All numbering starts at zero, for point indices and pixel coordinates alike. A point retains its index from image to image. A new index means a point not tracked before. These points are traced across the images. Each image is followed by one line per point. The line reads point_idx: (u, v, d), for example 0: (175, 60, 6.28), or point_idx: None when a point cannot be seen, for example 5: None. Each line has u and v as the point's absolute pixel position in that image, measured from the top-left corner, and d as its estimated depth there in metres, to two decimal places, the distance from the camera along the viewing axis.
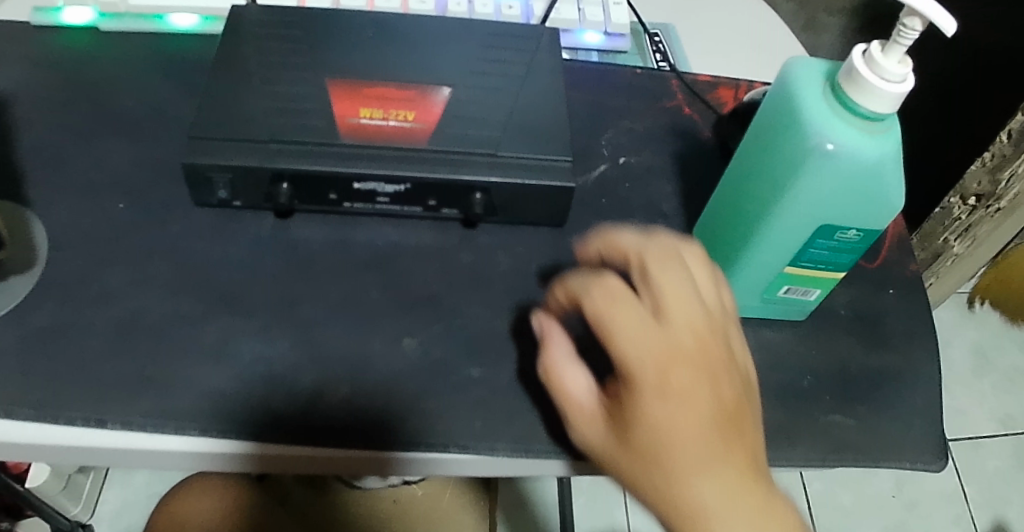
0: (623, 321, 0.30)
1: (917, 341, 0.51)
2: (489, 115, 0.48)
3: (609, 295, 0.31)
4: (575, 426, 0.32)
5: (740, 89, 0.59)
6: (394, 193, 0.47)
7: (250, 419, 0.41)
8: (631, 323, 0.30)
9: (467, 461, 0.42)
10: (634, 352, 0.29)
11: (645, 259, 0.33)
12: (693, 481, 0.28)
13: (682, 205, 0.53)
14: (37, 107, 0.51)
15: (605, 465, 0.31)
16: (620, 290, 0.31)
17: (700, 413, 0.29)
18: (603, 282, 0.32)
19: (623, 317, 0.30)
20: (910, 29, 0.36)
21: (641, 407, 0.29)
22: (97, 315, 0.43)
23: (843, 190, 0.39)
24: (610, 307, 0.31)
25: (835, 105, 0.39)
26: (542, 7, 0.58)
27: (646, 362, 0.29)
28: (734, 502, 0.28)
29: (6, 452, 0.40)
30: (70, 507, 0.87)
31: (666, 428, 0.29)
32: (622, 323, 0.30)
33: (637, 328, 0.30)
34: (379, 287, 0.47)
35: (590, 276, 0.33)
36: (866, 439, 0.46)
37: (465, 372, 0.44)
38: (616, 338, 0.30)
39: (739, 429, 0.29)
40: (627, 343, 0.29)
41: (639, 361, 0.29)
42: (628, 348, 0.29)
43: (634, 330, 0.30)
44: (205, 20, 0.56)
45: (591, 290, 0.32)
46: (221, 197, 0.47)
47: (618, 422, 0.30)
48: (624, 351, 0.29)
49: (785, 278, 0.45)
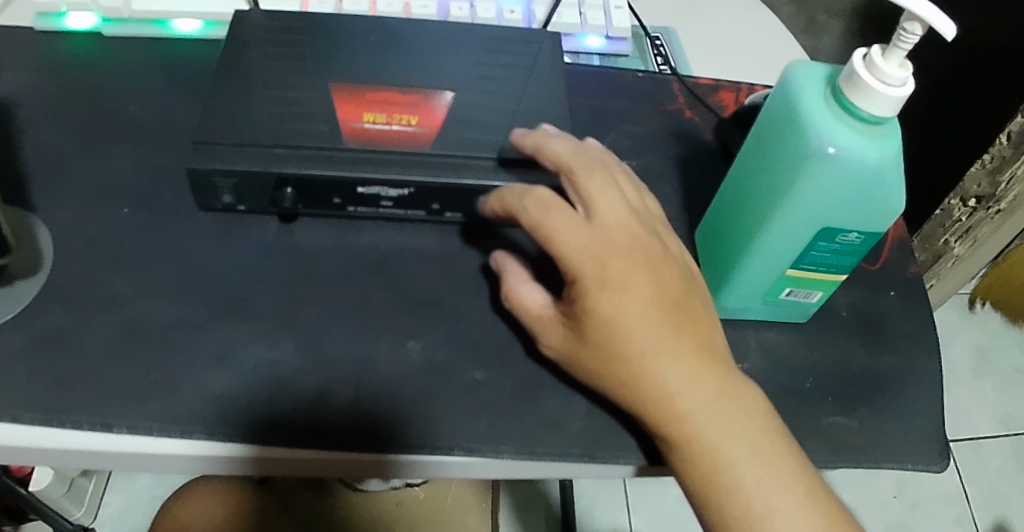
0: (556, 230, 0.39)
1: (918, 342, 0.51)
2: (492, 119, 0.48)
3: (542, 207, 0.40)
4: (541, 329, 0.41)
5: (741, 92, 0.60)
6: (398, 197, 0.47)
7: (257, 422, 0.41)
8: (563, 230, 0.39)
9: (472, 465, 0.42)
10: (569, 255, 0.38)
11: (570, 169, 0.42)
12: (646, 363, 0.37)
13: (684, 208, 0.53)
14: (41, 113, 0.51)
15: (574, 354, 0.40)
16: (551, 199, 0.40)
17: (635, 299, 0.37)
18: (534, 196, 0.41)
19: (562, 223, 0.39)
20: (910, 33, 0.36)
21: (588, 303, 0.38)
22: (102, 320, 0.43)
23: (844, 194, 0.40)
24: (547, 214, 0.39)
25: (836, 110, 0.39)
26: (544, 10, 0.58)
27: (581, 261, 0.38)
28: (682, 362, 0.37)
29: (12, 457, 0.41)
30: (73, 511, 0.87)
31: (612, 316, 0.37)
32: (557, 231, 0.39)
33: (569, 234, 0.38)
34: (382, 290, 0.47)
35: (527, 192, 0.41)
36: (868, 441, 0.46)
37: (469, 375, 0.44)
38: (556, 245, 0.38)
39: (672, 300, 0.38)
40: (564, 249, 0.38)
41: (575, 262, 0.38)
42: (565, 251, 0.38)
43: (567, 238, 0.38)
44: (208, 25, 0.57)
45: (529, 205, 0.40)
46: (225, 202, 0.47)
47: (573, 318, 0.39)
48: (563, 256, 0.38)
49: (787, 281, 0.45)
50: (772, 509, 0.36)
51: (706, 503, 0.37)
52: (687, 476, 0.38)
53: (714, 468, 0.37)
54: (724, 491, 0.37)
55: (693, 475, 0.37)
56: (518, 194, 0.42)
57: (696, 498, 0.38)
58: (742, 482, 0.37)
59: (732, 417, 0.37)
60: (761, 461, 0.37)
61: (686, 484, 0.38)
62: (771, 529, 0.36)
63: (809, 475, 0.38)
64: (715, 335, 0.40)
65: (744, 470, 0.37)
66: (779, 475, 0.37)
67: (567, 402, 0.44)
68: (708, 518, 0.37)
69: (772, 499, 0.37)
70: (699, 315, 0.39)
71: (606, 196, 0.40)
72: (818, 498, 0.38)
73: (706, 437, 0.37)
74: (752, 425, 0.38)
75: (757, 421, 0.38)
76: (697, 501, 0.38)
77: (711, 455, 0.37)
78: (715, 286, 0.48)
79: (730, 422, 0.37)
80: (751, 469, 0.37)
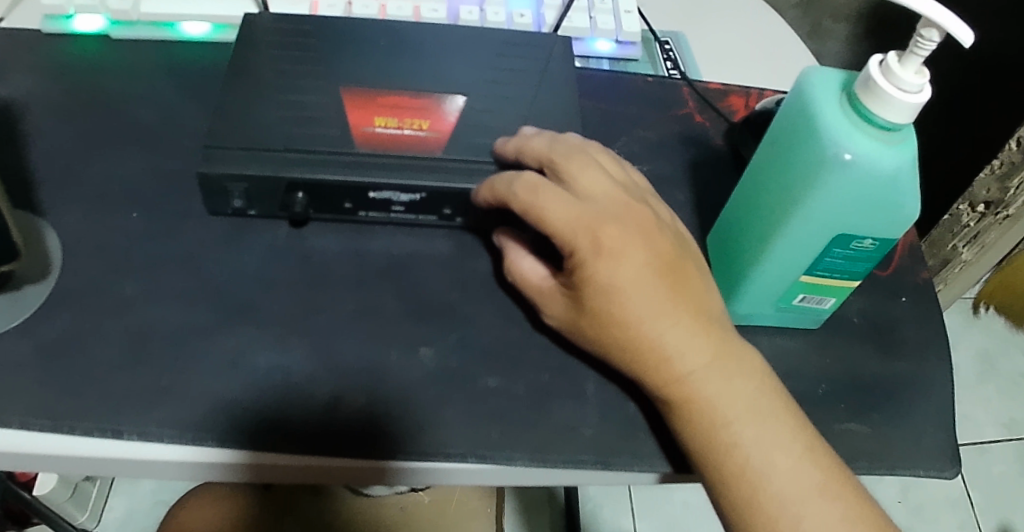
0: (547, 207, 0.40)
1: (930, 348, 0.51)
2: (504, 124, 0.48)
3: (530, 188, 0.41)
4: (547, 301, 0.43)
5: (751, 97, 0.60)
6: (410, 202, 0.47)
7: (267, 428, 0.40)
8: (554, 206, 0.40)
9: (485, 472, 0.42)
10: (563, 228, 0.39)
11: (552, 157, 0.43)
12: (644, 328, 0.39)
13: (695, 213, 0.53)
14: (49, 116, 0.51)
15: (577, 322, 0.41)
16: (538, 181, 0.41)
17: (630, 266, 0.39)
18: (522, 178, 0.41)
19: (553, 202, 0.40)
20: (927, 40, 0.36)
21: (585, 271, 0.39)
22: (112, 325, 0.43)
23: (859, 199, 0.39)
24: (537, 195, 0.40)
25: (852, 116, 0.39)
26: (554, 14, 0.58)
27: (576, 233, 0.39)
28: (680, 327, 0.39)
29: (21, 463, 0.40)
30: (76, 515, 0.87)
31: (609, 283, 0.39)
32: (548, 208, 0.40)
33: (561, 209, 0.40)
34: (394, 295, 0.47)
35: (513, 177, 0.42)
36: (883, 448, 0.46)
37: (482, 381, 0.44)
38: (548, 221, 0.40)
39: (666, 268, 0.40)
40: (557, 223, 0.40)
41: (569, 234, 0.39)
42: (557, 225, 0.40)
43: (559, 213, 0.40)
44: (217, 28, 0.56)
45: (516, 190, 0.41)
46: (236, 207, 0.47)
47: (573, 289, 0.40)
48: (557, 230, 0.40)
49: (800, 287, 0.45)
50: (773, 462, 0.38)
51: (708, 459, 0.39)
52: (688, 436, 0.39)
53: (713, 425, 0.38)
54: (724, 446, 0.38)
55: (695, 434, 0.39)
56: (505, 180, 0.42)
57: (699, 457, 0.39)
58: (741, 438, 0.38)
59: (729, 376, 0.39)
60: (760, 417, 0.39)
61: (687, 444, 0.40)
62: (773, 482, 0.38)
63: (807, 431, 0.40)
64: (710, 300, 0.42)
65: (743, 425, 0.38)
66: (777, 430, 0.39)
67: (580, 409, 0.44)
68: (711, 475, 0.39)
69: (773, 453, 0.38)
70: (693, 282, 0.41)
71: (594, 175, 0.42)
72: (819, 454, 0.39)
73: (704, 395, 0.39)
74: (748, 384, 0.39)
75: (754, 378, 0.40)
76: (700, 460, 0.39)
77: (710, 413, 0.39)
78: (728, 292, 0.48)
79: (727, 381, 0.39)
80: (749, 423, 0.38)
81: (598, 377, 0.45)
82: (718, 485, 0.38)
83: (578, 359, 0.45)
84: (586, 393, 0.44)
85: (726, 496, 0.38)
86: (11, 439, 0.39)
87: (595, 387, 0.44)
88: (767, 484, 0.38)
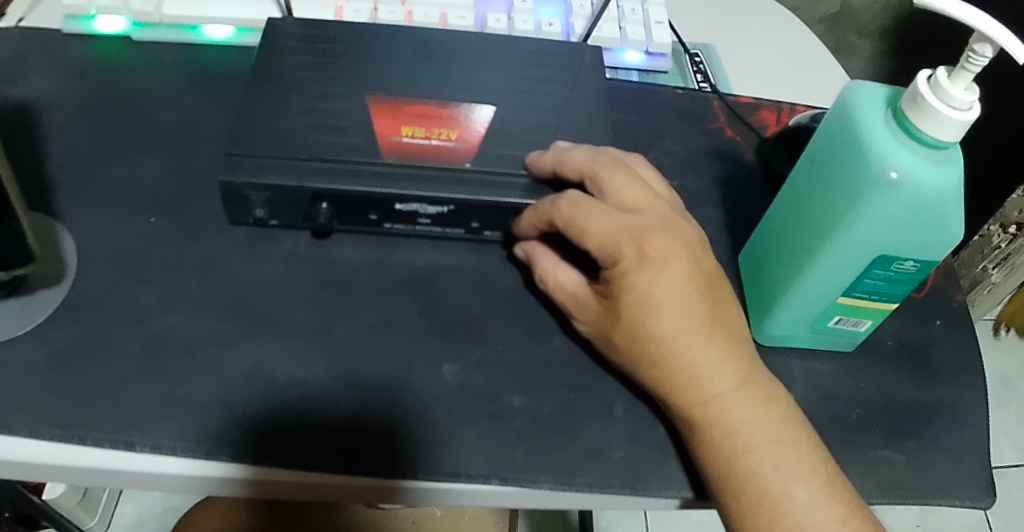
0: (592, 215, 0.39)
1: (965, 375, 0.49)
2: (533, 135, 0.47)
3: (575, 202, 0.40)
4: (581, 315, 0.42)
5: (783, 112, 0.59)
6: (437, 214, 0.46)
7: (286, 445, 0.39)
8: (600, 213, 0.39)
9: (512, 494, 0.40)
10: (607, 234, 0.38)
11: (593, 169, 0.42)
12: (678, 345, 0.37)
13: (725, 230, 0.52)
14: (68, 118, 0.50)
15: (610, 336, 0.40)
16: (582, 195, 0.40)
17: (672, 278, 0.38)
18: (567, 195, 0.41)
19: (592, 214, 0.39)
20: (979, 55, 0.35)
21: (625, 280, 0.38)
22: (127, 333, 0.41)
23: (903, 221, 0.38)
24: (578, 210, 0.40)
25: (898, 133, 0.38)
26: (584, 24, 0.56)
27: (620, 240, 0.38)
28: (712, 349, 0.38)
29: (31, 472, 0.39)
30: (86, 520, 0.86)
31: (648, 293, 0.37)
32: (592, 216, 0.39)
33: (606, 218, 0.39)
34: (416, 309, 0.46)
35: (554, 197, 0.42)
36: (919, 478, 0.44)
37: (507, 400, 0.42)
38: (592, 228, 0.39)
39: (708, 289, 0.39)
40: (601, 231, 0.38)
41: (613, 241, 0.38)
42: (602, 234, 0.38)
43: (604, 222, 0.39)
44: (240, 31, 0.56)
45: (559, 203, 0.41)
46: (257, 216, 0.46)
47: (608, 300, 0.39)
48: (600, 237, 0.38)
49: (836, 309, 0.44)
50: (794, 494, 0.36)
51: (727, 487, 0.37)
52: (710, 461, 0.38)
53: (736, 451, 0.37)
54: (743, 475, 0.37)
55: (716, 459, 0.37)
56: (551, 200, 0.42)
57: (717, 483, 0.37)
58: (761, 466, 0.36)
59: (756, 403, 0.38)
60: (784, 448, 0.37)
61: (707, 469, 0.38)
62: (791, 516, 0.36)
63: (829, 466, 0.38)
64: (741, 327, 0.40)
65: (766, 455, 0.37)
66: (799, 462, 0.37)
67: (607, 431, 0.42)
68: (729, 503, 0.37)
69: (793, 486, 0.36)
70: (729, 305, 0.40)
71: (639, 189, 0.41)
72: (840, 492, 0.37)
73: (731, 419, 0.37)
74: (775, 414, 0.38)
75: (780, 411, 0.38)
76: (718, 486, 0.37)
77: (734, 438, 0.37)
78: (760, 312, 0.46)
79: (754, 407, 0.38)
80: (773, 454, 0.37)
81: (626, 398, 0.43)
82: (734, 513, 0.37)
83: (606, 379, 0.44)
84: (614, 415, 0.43)
85: (742, 524, 0.36)
86: (21, 448, 0.38)
87: (623, 409, 0.43)
88: (785, 515, 0.36)
